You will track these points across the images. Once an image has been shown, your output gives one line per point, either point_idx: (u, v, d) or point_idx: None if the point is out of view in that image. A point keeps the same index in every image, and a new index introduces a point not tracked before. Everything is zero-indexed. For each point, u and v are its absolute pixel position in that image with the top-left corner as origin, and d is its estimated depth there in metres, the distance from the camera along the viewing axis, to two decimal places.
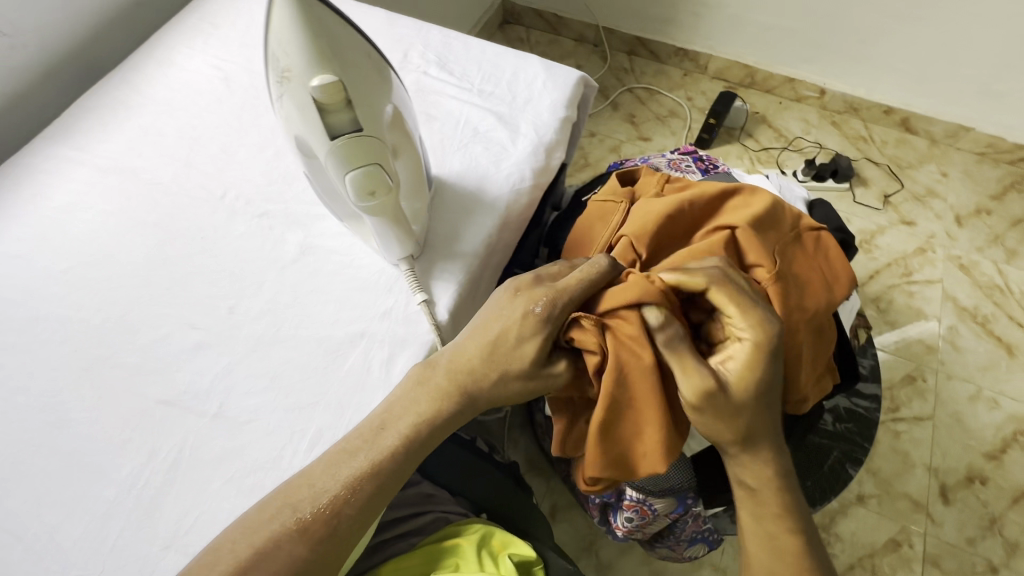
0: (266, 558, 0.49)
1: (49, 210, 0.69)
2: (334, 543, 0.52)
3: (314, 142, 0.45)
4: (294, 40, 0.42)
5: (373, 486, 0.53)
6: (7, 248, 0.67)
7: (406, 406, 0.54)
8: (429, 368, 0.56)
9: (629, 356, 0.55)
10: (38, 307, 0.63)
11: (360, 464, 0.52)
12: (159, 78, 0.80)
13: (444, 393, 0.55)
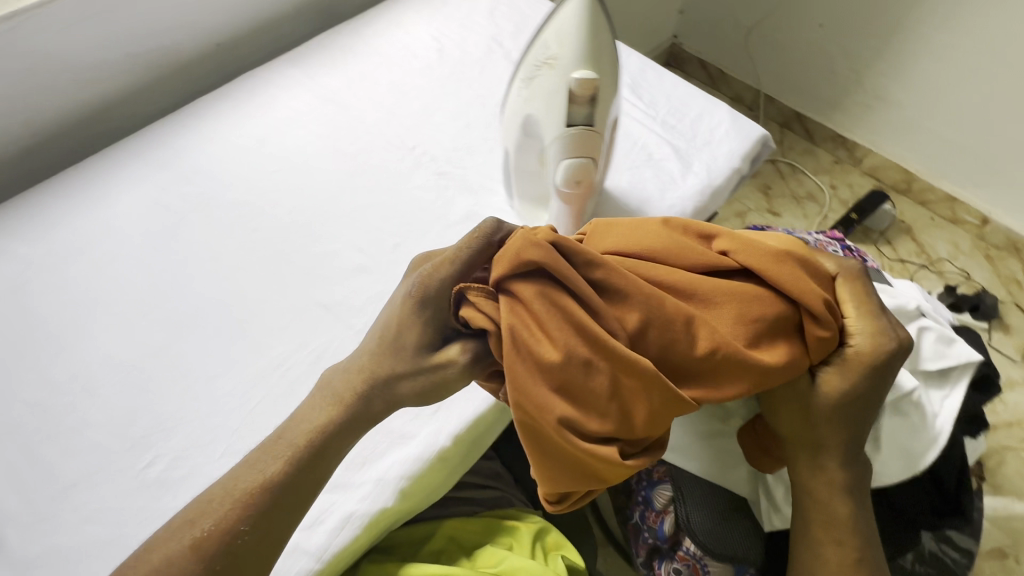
0: (220, 537, 0.47)
1: (274, 118, 0.80)
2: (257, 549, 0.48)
3: (550, 124, 0.52)
4: (572, 38, 0.50)
5: (288, 493, 0.49)
6: (233, 139, 0.78)
7: (305, 412, 0.52)
8: (328, 375, 0.54)
9: (522, 325, 0.47)
10: (244, 194, 0.74)
11: (278, 464, 0.49)
12: (385, 35, 0.91)
13: (344, 393, 0.52)
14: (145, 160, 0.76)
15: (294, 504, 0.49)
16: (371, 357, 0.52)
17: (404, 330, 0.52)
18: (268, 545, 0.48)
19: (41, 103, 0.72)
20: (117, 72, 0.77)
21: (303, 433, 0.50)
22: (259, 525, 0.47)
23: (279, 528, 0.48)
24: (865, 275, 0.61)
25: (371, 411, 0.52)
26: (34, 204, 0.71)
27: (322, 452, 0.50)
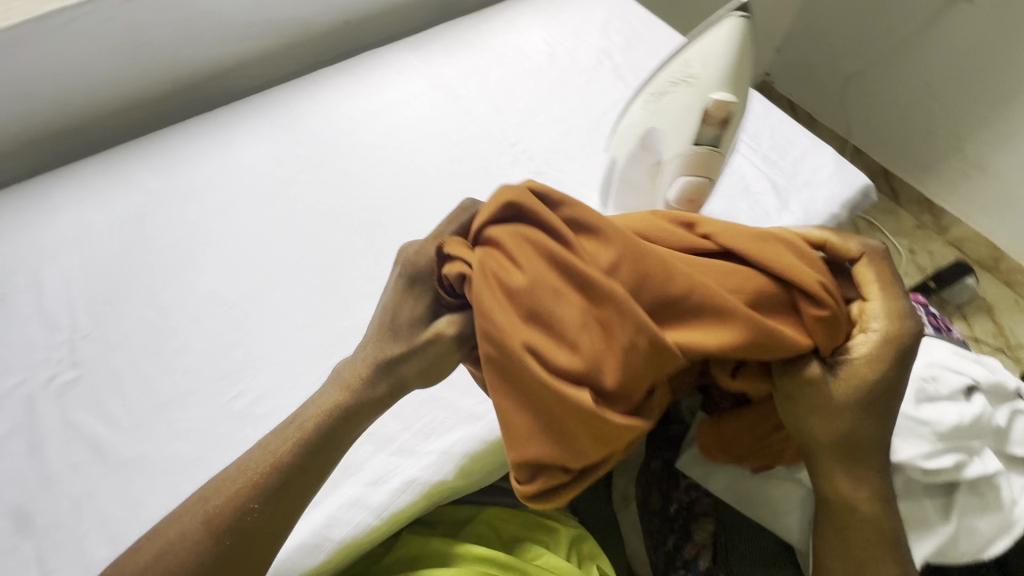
0: (230, 515, 0.46)
1: (388, 97, 0.85)
2: (275, 519, 0.47)
3: (678, 138, 0.53)
4: (717, 61, 0.52)
5: (300, 468, 0.47)
6: (349, 110, 0.83)
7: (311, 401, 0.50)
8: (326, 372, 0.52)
9: (492, 259, 0.47)
10: (352, 162, 0.78)
11: (287, 444, 0.48)
12: (501, 34, 0.94)
13: (349, 382, 0.49)
14: (268, 118, 0.81)
15: (301, 489, 0.48)
16: (376, 341, 0.50)
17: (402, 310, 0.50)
18: (281, 523, 0.47)
19: (188, 53, 0.79)
20: (257, 35, 0.83)
21: (315, 421, 0.48)
22: (273, 503, 0.47)
23: (294, 509, 0.47)
24: (891, 259, 0.53)
25: (376, 401, 0.49)
26: (167, 144, 0.77)
27: (328, 440, 0.48)
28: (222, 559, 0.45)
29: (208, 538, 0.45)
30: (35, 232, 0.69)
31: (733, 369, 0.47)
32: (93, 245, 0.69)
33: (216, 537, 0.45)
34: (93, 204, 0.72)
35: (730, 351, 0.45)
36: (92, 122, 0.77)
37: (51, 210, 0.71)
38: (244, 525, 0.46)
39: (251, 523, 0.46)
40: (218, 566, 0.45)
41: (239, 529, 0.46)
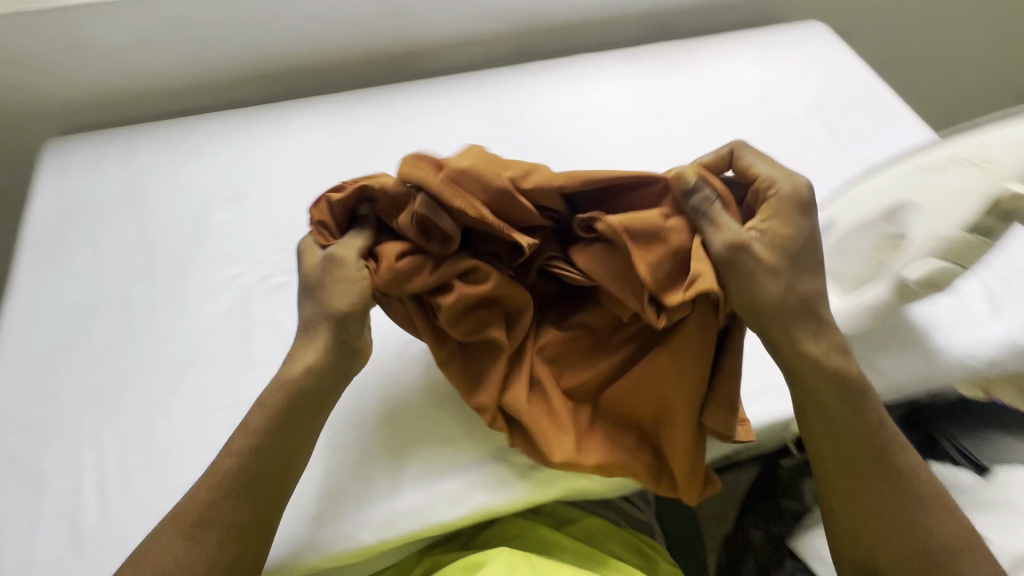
0: (224, 487, 0.49)
1: (594, 101, 0.87)
2: (265, 486, 0.50)
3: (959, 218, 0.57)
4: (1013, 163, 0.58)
5: (270, 444, 0.51)
6: (555, 105, 0.87)
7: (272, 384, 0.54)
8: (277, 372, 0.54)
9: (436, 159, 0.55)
10: (551, 155, 0.81)
11: (258, 417, 0.52)
12: (714, 65, 0.94)
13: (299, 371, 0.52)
14: (482, 95, 0.86)
15: (277, 465, 0.51)
16: (312, 304, 0.53)
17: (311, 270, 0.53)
18: (253, 518, 0.49)
19: (430, 24, 0.86)
20: (490, 19, 0.89)
21: (270, 420, 0.51)
22: (242, 501, 0.49)
23: (269, 504, 0.50)
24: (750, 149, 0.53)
25: (319, 351, 0.53)
26: (391, 100, 0.85)
27: (290, 416, 0.52)
28: (232, 527, 0.49)
29: (207, 521, 0.48)
30: (273, 150, 0.79)
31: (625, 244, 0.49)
32: (317, 172, 0.77)
33: (201, 540, 0.48)
34: (323, 137, 0.81)
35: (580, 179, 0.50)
36: (334, 68, 0.86)
37: (289, 134, 0.80)
38: (222, 522, 0.48)
39: (224, 517, 0.49)
40: (229, 535, 0.48)
41: (224, 527, 0.48)
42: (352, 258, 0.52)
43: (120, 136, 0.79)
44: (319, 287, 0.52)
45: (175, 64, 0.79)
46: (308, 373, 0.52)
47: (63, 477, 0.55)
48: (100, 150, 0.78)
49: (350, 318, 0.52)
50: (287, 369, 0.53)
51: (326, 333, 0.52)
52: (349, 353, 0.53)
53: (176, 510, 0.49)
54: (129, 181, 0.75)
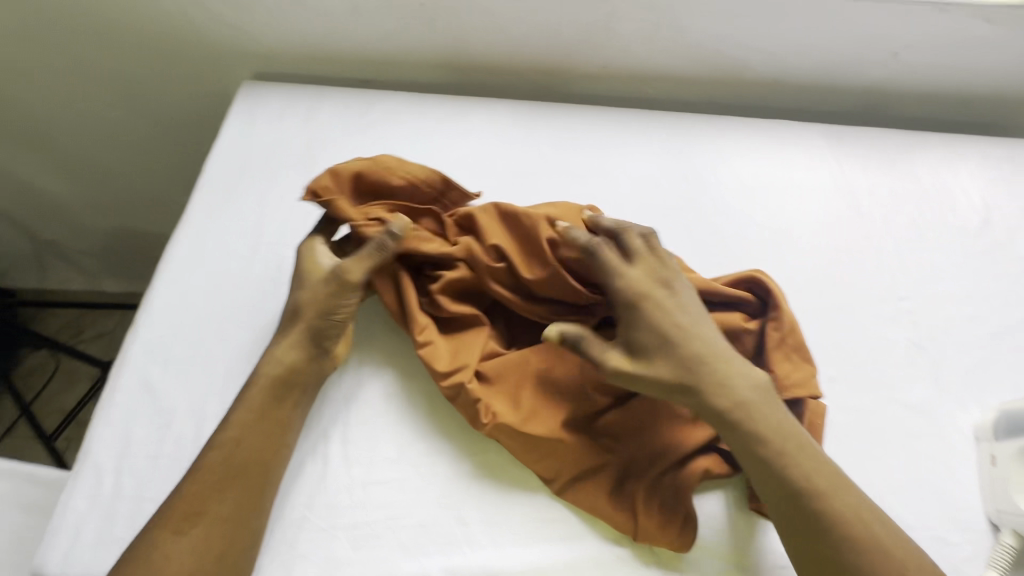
0: (218, 473, 0.51)
1: (786, 175, 0.79)
2: (251, 481, 0.51)
3: None
4: None
5: (258, 436, 0.53)
6: (742, 169, 0.79)
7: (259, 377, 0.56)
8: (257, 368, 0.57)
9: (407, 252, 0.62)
10: (725, 224, 0.74)
11: (249, 408, 0.54)
12: (935, 166, 0.81)
13: (286, 361, 0.56)
14: (665, 139, 0.81)
15: (258, 463, 0.52)
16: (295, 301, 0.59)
17: (315, 277, 0.59)
18: (239, 511, 0.50)
19: (629, 52, 0.81)
20: (693, 62, 0.83)
21: (253, 412, 0.54)
22: (226, 492, 0.50)
23: (250, 498, 0.50)
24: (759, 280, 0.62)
25: (299, 333, 0.57)
26: (568, 123, 0.81)
27: (276, 412, 0.54)
28: (218, 525, 0.49)
29: (198, 514, 0.49)
30: (445, 143, 0.78)
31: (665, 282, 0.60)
32: (480, 179, 0.75)
33: (192, 531, 0.48)
34: (494, 144, 0.78)
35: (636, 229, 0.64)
36: (521, 74, 0.85)
37: (462, 132, 0.79)
38: (211, 512, 0.49)
39: (213, 508, 0.49)
40: (207, 537, 0.48)
41: (217, 519, 0.49)
42: (355, 273, 0.58)
43: (307, 95, 0.81)
44: (313, 288, 0.58)
45: (374, 37, 0.80)
46: (285, 369, 0.56)
47: (188, 422, 0.56)
48: (286, 104, 0.80)
49: (331, 327, 0.57)
50: (261, 368, 0.56)
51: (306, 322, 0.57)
52: (321, 354, 0.57)
53: (167, 506, 0.50)
54: (307, 142, 0.77)
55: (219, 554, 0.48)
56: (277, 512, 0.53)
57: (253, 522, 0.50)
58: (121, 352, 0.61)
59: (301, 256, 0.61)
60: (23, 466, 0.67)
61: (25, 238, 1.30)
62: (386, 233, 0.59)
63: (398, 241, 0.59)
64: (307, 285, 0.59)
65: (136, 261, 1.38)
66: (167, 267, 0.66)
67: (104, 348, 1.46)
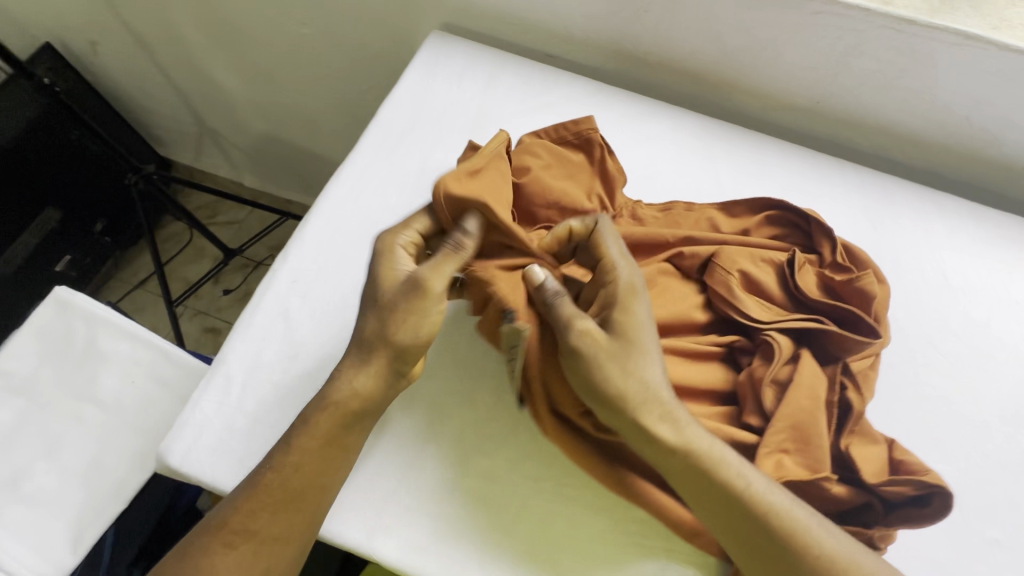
0: (271, 500, 0.48)
1: (1004, 281, 0.66)
2: (303, 509, 0.49)
3: None
4: None
5: (314, 463, 0.50)
6: (951, 260, 0.67)
7: (322, 399, 0.51)
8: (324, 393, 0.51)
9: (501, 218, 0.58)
10: (915, 318, 0.64)
11: (314, 432, 0.50)
12: None
13: (367, 391, 0.51)
14: (864, 200, 0.70)
15: (311, 488, 0.50)
16: (375, 321, 0.51)
17: (390, 289, 0.52)
18: (290, 532, 0.49)
19: (854, 93, 0.70)
20: (929, 121, 0.70)
21: (318, 440, 0.50)
22: (279, 518, 0.49)
23: (302, 522, 0.49)
24: (881, 341, 0.58)
25: (382, 359, 0.51)
26: (756, 154, 0.73)
27: (342, 440, 0.51)
28: (266, 550, 0.49)
29: (247, 535, 0.48)
30: (619, 142, 0.72)
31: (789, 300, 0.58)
32: (647, 192, 0.69)
33: (241, 547, 0.48)
34: (670, 157, 0.72)
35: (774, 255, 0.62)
36: (717, 86, 0.77)
37: (637, 137, 0.73)
38: (262, 533, 0.48)
39: (265, 529, 0.48)
40: (258, 559, 0.48)
41: (267, 539, 0.49)
42: (441, 286, 0.51)
43: (490, 59, 0.79)
44: (389, 311, 0.51)
45: (576, 11, 0.74)
46: (360, 399, 0.51)
47: (312, 359, 0.58)
48: (468, 63, 0.78)
49: (411, 355, 0.51)
50: (332, 393, 0.51)
51: (388, 356, 0.51)
52: (397, 378, 0.52)
53: (222, 514, 0.49)
54: (479, 108, 0.74)
55: (268, 567, 0.49)
56: (386, 483, 0.53)
57: (299, 547, 0.50)
58: (268, 272, 0.63)
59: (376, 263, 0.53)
60: (161, 342, 0.74)
61: (193, 122, 1.42)
62: (464, 234, 0.53)
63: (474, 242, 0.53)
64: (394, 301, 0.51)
65: (277, 166, 1.46)
66: (325, 201, 0.67)
67: (231, 236, 1.59)
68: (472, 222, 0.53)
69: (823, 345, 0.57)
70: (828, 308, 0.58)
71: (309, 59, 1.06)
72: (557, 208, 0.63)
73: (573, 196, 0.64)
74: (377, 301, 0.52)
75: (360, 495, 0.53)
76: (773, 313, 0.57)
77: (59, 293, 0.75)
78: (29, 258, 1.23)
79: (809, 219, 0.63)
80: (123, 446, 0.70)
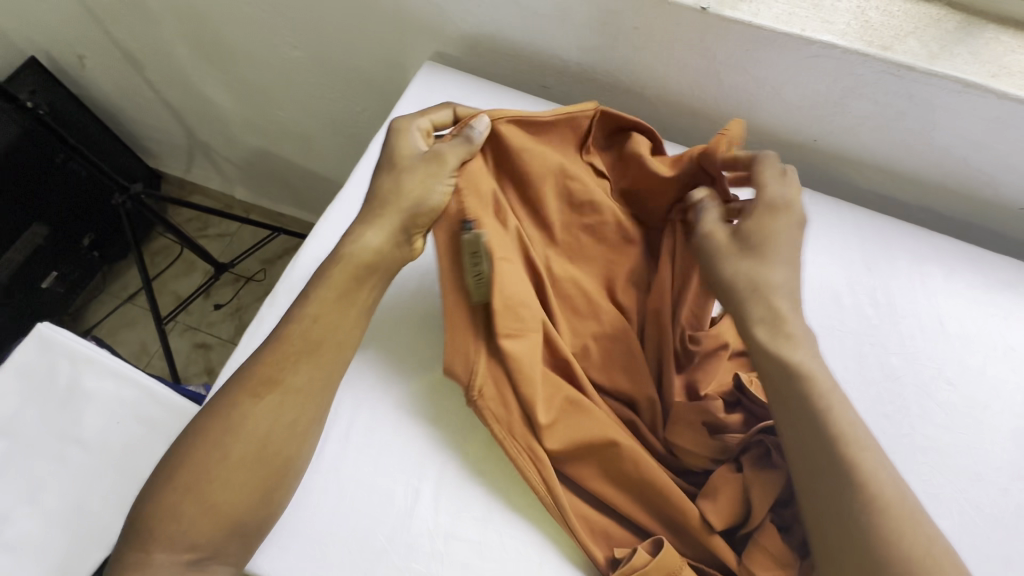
0: (296, 351, 0.52)
1: (1001, 329, 0.66)
2: (316, 365, 0.52)
3: None
4: None
5: (334, 309, 0.53)
6: (947, 306, 0.67)
7: (353, 249, 0.55)
8: (333, 259, 0.55)
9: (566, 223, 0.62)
10: (912, 367, 0.63)
11: (327, 287, 0.54)
12: None
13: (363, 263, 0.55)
14: (860, 242, 0.70)
15: (315, 344, 0.53)
16: (387, 177, 0.56)
17: (406, 155, 0.57)
18: (311, 386, 0.52)
19: (853, 132, 0.70)
20: (925, 163, 0.70)
21: (335, 294, 0.54)
22: (302, 368, 0.52)
23: (321, 374, 0.52)
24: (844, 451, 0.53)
25: (398, 211, 0.55)
26: (753, 193, 0.72)
27: (351, 297, 0.54)
28: (284, 407, 0.51)
29: (283, 388, 0.51)
30: None
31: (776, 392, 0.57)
32: None
33: (267, 397, 0.50)
34: None
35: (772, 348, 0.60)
36: (714, 121, 0.76)
37: None
38: (284, 383, 0.51)
39: (290, 379, 0.51)
40: (272, 430, 0.50)
41: (292, 390, 0.51)
42: (455, 161, 0.55)
43: (483, 93, 0.77)
44: (405, 172, 0.55)
45: (570, 45, 0.73)
46: (370, 254, 0.55)
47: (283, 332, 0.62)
48: (462, 97, 0.77)
49: (420, 217, 0.55)
50: (344, 250, 0.55)
51: (402, 212, 0.55)
52: (403, 239, 0.56)
53: (250, 368, 0.52)
54: None
55: (293, 423, 0.51)
56: (329, 524, 0.53)
57: (314, 416, 0.52)
58: (255, 318, 0.64)
59: (395, 133, 0.57)
60: (147, 380, 0.73)
61: (184, 136, 1.40)
62: (471, 129, 0.56)
63: (481, 142, 0.57)
64: (411, 169, 0.55)
65: (269, 180, 1.45)
66: (312, 244, 0.68)
67: (222, 250, 1.57)
68: (483, 120, 0.57)
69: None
70: None
71: (301, 80, 1.04)
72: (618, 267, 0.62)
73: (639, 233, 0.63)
74: (393, 163, 0.57)
75: (296, 534, 0.53)
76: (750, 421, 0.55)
77: (42, 330, 0.73)
78: (13, 278, 1.20)
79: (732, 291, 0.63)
80: (106, 489, 0.68)
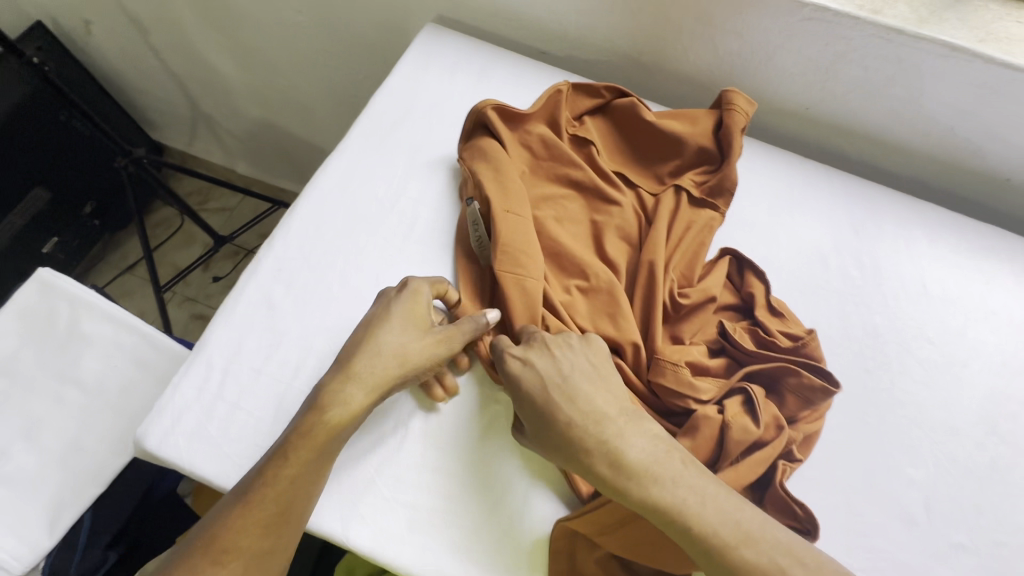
0: (261, 501, 0.47)
1: (983, 292, 0.67)
2: (284, 520, 0.47)
3: None
4: None
5: (302, 474, 0.48)
6: (931, 269, 0.68)
7: (334, 396, 0.51)
8: (307, 423, 0.49)
9: (574, 176, 0.68)
10: (894, 325, 0.65)
11: (298, 449, 0.48)
12: None
13: (328, 431, 0.49)
14: (848, 208, 0.71)
15: (283, 504, 0.47)
16: (384, 342, 0.53)
17: (415, 319, 0.55)
18: (276, 545, 0.47)
19: (843, 100, 0.71)
20: (913, 131, 0.71)
21: (307, 454, 0.48)
22: (269, 535, 0.47)
23: (289, 534, 0.48)
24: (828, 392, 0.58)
25: (385, 376, 0.52)
26: (744, 157, 0.73)
27: (317, 473, 0.49)
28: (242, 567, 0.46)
29: (246, 544, 0.46)
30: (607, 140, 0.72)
31: (757, 338, 0.59)
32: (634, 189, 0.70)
33: (228, 565, 0.46)
34: None
35: (755, 295, 0.62)
36: (708, 89, 0.77)
37: None
38: (241, 549, 0.46)
39: (252, 544, 0.46)
40: None
41: (252, 553, 0.46)
42: (459, 343, 0.56)
43: (483, 55, 0.79)
44: (412, 344, 0.54)
45: (570, 8, 0.75)
46: (345, 421, 0.50)
47: (288, 299, 0.60)
48: (461, 57, 0.78)
49: (407, 382, 0.54)
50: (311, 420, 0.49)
51: (384, 388, 0.52)
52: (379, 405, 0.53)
53: (212, 527, 0.47)
54: (470, 102, 0.74)
55: None
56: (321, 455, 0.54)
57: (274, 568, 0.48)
58: (253, 259, 0.63)
59: (407, 302, 0.55)
60: (145, 326, 0.74)
61: (187, 107, 1.41)
62: (483, 316, 0.57)
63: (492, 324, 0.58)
64: (414, 338, 0.54)
65: (271, 153, 1.46)
66: (312, 192, 0.67)
67: (222, 222, 1.59)
68: (496, 311, 0.58)
69: (794, 402, 0.57)
70: (788, 353, 0.59)
71: (303, 47, 1.06)
72: (611, 225, 0.65)
73: (646, 186, 0.69)
74: (392, 319, 0.54)
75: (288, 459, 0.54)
76: (730, 363, 0.58)
77: (41, 274, 0.74)
78: (14, 238, 1.21)
79: (728, 255, 0.65)
80: (103, 429, 0.69)
